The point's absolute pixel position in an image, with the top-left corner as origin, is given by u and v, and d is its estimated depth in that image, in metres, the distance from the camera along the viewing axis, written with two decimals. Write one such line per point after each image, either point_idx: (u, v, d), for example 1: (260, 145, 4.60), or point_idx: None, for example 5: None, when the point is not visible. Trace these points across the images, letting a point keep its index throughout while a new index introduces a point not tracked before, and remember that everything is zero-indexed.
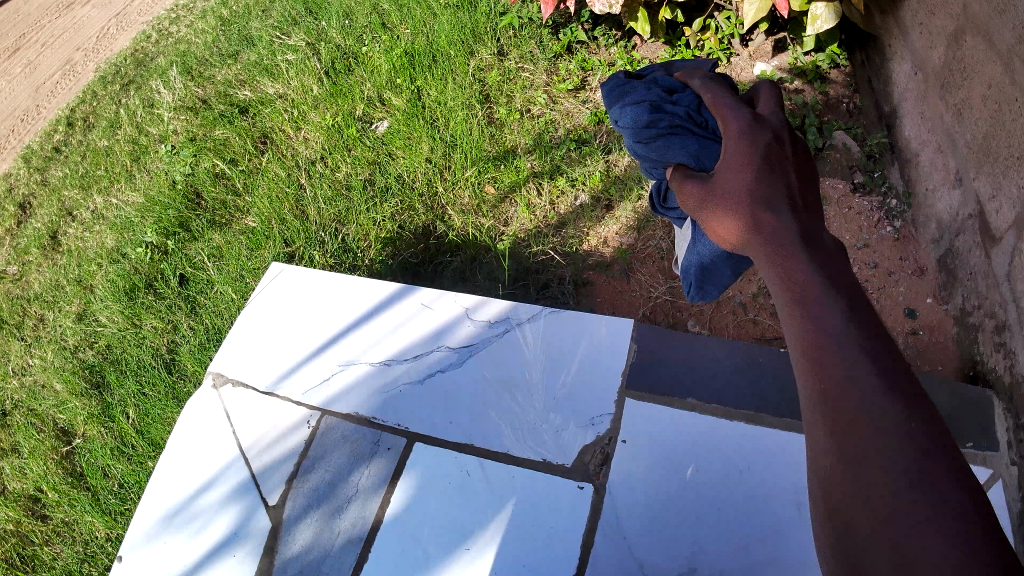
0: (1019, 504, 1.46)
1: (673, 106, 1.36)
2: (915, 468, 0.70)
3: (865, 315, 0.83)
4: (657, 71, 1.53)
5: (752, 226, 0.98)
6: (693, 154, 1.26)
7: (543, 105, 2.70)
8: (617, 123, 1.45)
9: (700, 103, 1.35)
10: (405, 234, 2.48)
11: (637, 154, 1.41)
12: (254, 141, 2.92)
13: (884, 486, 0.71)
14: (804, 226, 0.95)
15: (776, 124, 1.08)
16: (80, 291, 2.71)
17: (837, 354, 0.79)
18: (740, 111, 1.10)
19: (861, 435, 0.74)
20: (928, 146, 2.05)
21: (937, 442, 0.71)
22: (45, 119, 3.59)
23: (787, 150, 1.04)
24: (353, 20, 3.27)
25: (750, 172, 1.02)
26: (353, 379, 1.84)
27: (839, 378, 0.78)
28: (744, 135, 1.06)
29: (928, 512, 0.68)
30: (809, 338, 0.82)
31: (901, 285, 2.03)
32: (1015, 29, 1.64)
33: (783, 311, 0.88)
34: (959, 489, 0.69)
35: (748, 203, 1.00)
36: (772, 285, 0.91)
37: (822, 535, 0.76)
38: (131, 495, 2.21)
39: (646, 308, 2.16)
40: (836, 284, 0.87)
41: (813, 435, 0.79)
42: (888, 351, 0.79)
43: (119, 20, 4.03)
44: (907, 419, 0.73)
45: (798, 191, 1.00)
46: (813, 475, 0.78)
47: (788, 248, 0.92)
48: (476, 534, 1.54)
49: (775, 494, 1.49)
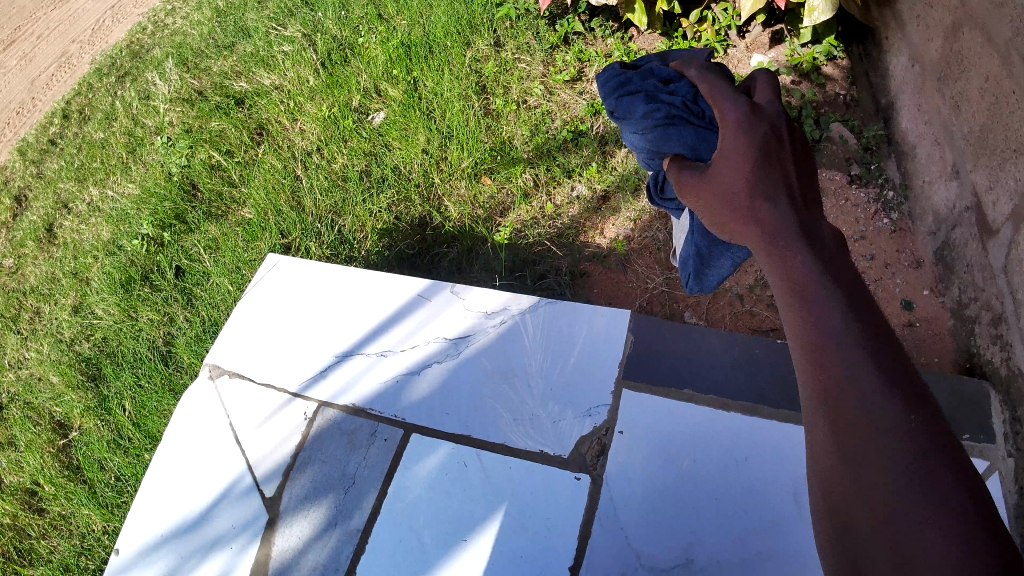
0: (1015, 495, 1.47)
1: (669, 97, 1.35)
2: (915, 468, 0.70)
3: (865, 311, 0.82)
4: (653, 61, 1.53)
5: (751, 222, 0.97)
6: (690, 145, 1.27)
7: (540, 96, 2.69)
8: (613, 114, 1.45)
9: (696, 93, 1.35)
10: (401, 225, 2.47)
11: (634, 145, 1.41)
12: (250, 133, 2.91)
13: (884, 486, 0.71)
14: (804, 222, 0.95)
15: (775, 115, 1.07)
16: (76, 284, 2.70)
17: (837, 353, 0.79)
18: (738, 102, 1.09)
19: (861, 435, 0.74)
20: (925, 139, 2.05)
21: (937, 441, 0.71)
22: (40, 111, 3.57)
23: (786, 143, 1.03)
24: (348, 11, 3.25)
25: (749, 166, 1.01)
26: (349, 370, 1.83)
27: (840, 378, 0.77)
28: (741, 127, 1.05)
29: (928, 512, 0.68)
30: (809, 336, 0.82)
31: (897, 277, 2.04)
32: (1012, 22, 1.64)
33: (783, 309, 0.88)
34: (959, 489, 0.68)
35: (747, 198, 0.99)
36: (771, 282, 0.91)
37: (821, 533, 0.77)
38: (128, 488, 2.21)
39: (643, 300, 2.16)
40: (835, 279, 0.86)
41: (813, 434, 0.79)
42: (888, 349, 0.79)
43: (115, 12, 4.01)
44: (907, 418, 0.73)
45: (797, 187, 0.99)
46: (813, 473, 0.78)
47: (788, 243, 0.92)
48: (472, 525, 1.54)
49: (772, 485, 1.49)
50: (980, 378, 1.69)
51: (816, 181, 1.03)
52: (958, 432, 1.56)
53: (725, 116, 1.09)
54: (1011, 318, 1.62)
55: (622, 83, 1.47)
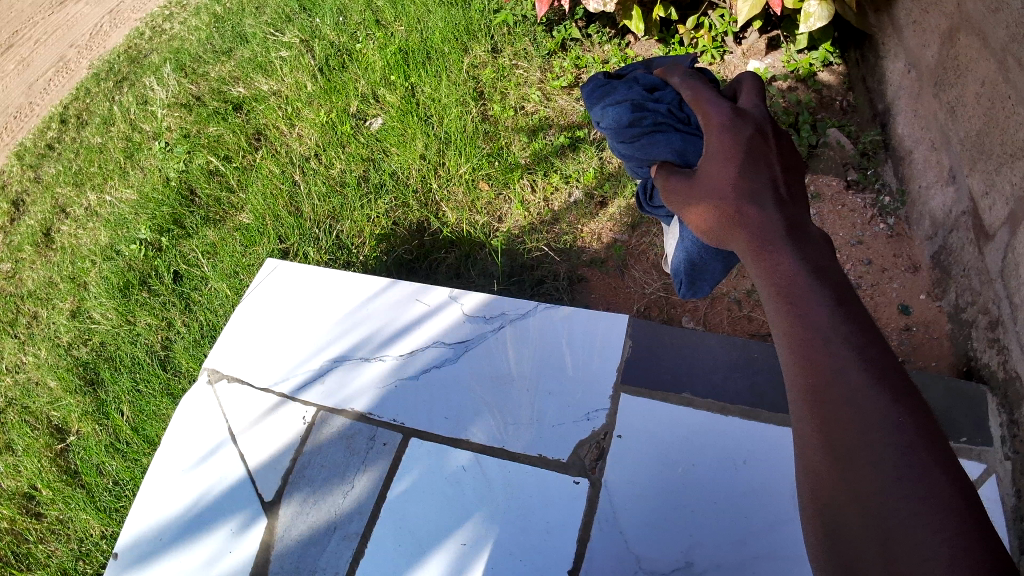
0: (1013, 499, 1.49)
1: (655, 103, 1.36)
2: (903, 463, 0.71)
3: (849, 306, 0.83)
4: (638, 68, 1.53)
5: (737, 221, 0.98)
6: (677, 150, 1.28)
7: (538, 101, 2.69)
8: (599, 123, 1.44)
9: (681, 100, 1.36)
10: (399, 230, 2.47)
11: (620, 154, 1.39)
12: (248, 138, 2.90)
13: (875, 482, 0.72)
14: (790, 221, 0.95)
15: (760, 118, 1.08)
16: (74, 288, 2.70)
17: (826, 351, 0.79)
18: (722, 104, 1.10)
19: (849, 432, 0.75)
20: (922, 144, 2.06)
21: (923, 436, 0.72)
22: (39, 115, 3.56)
23: (770, 143, 1.04)
24: (347, 16, 3.24)
25: (734, 167, 1.02)
26: (346, 375, 1.84)
27: (828, 375, 0.78)
28: (726, 129, 1.05)
29: (917, 508, 0.69)
30: (797, 333, 0.82)
31: (895, 281, 2.05)
32: (1008, 27, 1.64)
33: (768, 305, 0.88)
34: (950, 487, 0.69)
35: (733, 198, 1.00)
36: (759, 280, 0.91)
37: (810, 531, 0.77)
38: (126, 492, 2.20)
39: (641, 304, 2.16)
40: (820, 276, 0.87)
41: (801, 433, 0.79)
42: (874, 344, 0.79)
43: (113, 17, 4.00)
44: (895, 412, 0.74)
45: (782, 184, 1.00)
46: (802, 471, 0.79)
47: (774, 242, 0.92)
48: (473, 530, 1.54)
49: (771, 490, 1.49)
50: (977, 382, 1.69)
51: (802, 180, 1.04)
52: (956, 434, 1.56)
53: (710, 118, 1.09)
54: (1008, 321, 1.62)
55: (608, 91, 1.47)
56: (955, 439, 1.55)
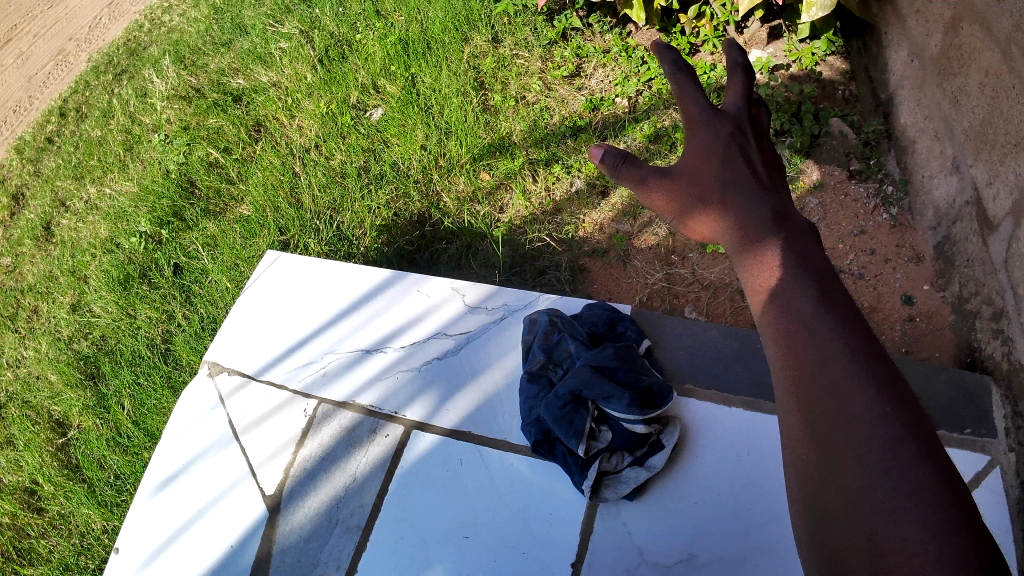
0: (1017, 491, 1.45)
1: (549, 404, 1.53)
2: (889, 456, 0.85)
3: (835, 305, 0.99)
4: (582, 349, 1.63)
5: (723, 216, 1.20)
6: (553, 418, 1.51)
7: (539, 92, 2.67)
8: (557, 323, 1.70)
9: (565, 415, 1.50)
10: (400, 221, 2.46)
11: (564, 345, 1.65)
12: (248, 129, 2.89)
13: (863, 474, 0.86)
14: (778, 217, 1.15)
15: (734, 116, 1.28)
16: (73, 282, 2.69)
17: (812, 350, 0.96)
18: (701, 101, 1.28)
19: (839, 425, 0.90)
20: (925, 133, 2.05)
21: (907, 427, 0.86)
22: (38, 109, 3.55)
23: (746, 138, 1.26)
24: (346, 7, 3.22)
25: (717, 165, 1.23)
26: (346, 367, 1.83)
27: (813, 371, 0.95)
28: (707, 129, 1.25)
29: (904, 501, 0.81)
30: (785, 332, 1.00)
31: (898, 272, 2.04)
32: (1012, 16, 1.63)
33: (761, 310, 1.07)
34: (937, 477, 0.82)
35: (718, 192, 1.22)
36: (755, 290, 1.10)
37: (805, 521, 0.93)
38: (128, 486, 2.20)
39: (643, 295, 2.15)
40: (804, 269, 1.05)
41: (793, 427, 0.96)
42: (862, 341, 0.94)
43: (112, 10, 3.99)
44: (878, 406, 0.88)
45: (763, 174, 1.22)
46: (797, 465, 0.95)
47: (760, 237, 1.14)
48: (475, 522, 1.54)
49: (775, 482, 1.47)
50: (982, 373, 1.67)
51: (781, 171, 1.25)
52: (958, 426, 1.54)
53: (691, 115, 1.27)
54: (1012, 312, 1.61)
55: (553, 345, 1.66)
56: (958, 431, 1.54)
